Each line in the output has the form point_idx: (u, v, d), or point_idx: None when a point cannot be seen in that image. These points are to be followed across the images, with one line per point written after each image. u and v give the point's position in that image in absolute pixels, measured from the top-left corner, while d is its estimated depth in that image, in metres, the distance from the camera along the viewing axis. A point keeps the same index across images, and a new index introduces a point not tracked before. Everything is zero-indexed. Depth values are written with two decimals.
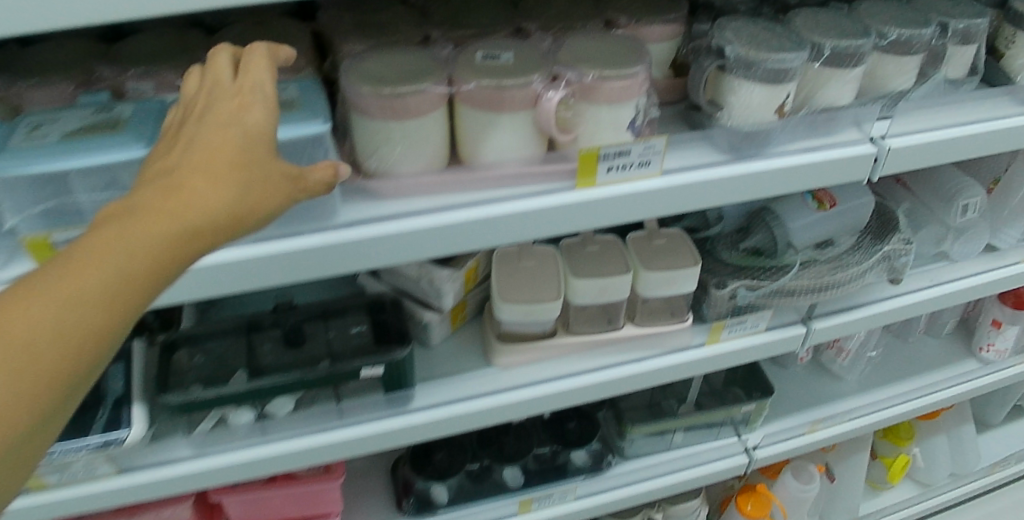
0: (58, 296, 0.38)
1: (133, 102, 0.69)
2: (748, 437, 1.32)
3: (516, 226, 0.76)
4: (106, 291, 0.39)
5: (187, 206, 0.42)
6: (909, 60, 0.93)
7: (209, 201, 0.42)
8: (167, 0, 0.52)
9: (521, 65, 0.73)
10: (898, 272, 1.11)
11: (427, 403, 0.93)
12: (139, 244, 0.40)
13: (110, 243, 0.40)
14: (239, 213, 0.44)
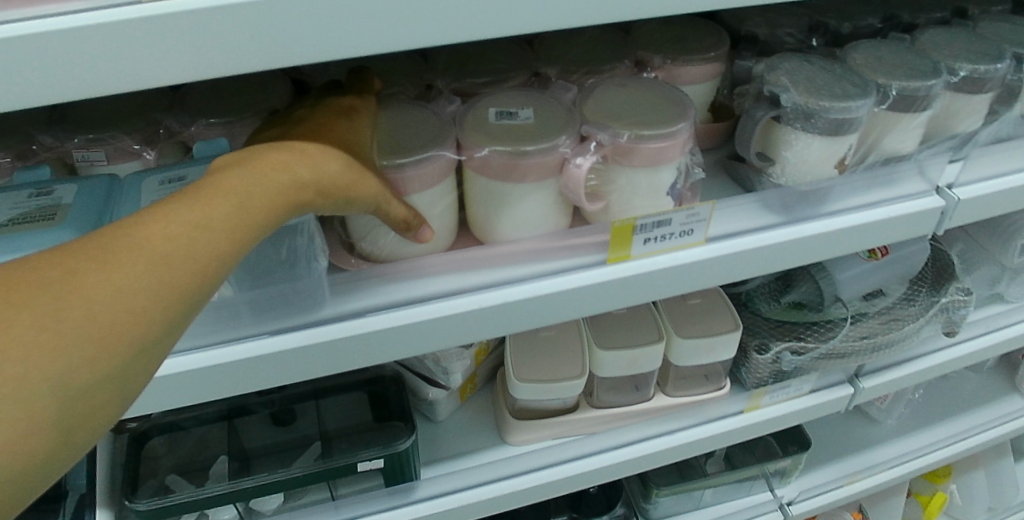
0: (104, 265, 0.34)
1: (80, 179, 0.57)
2: (781, 492, 1.22)
3: (536, 312, 0.65)
4: (153, 263, 0.36)
5: (234, 189, 0.40)
6: (981, 98, 0.81)
7: (253, 185, 0.41)
8: (99, 83, 0.41)
9: (542, 124, 0.62)
10: (954, 325, 1.00)
11: (433, 492, 0.82)
12: (186, 219, 0.38)
13: (159, 216, 0.37)
14: (283, 199, 0.43)
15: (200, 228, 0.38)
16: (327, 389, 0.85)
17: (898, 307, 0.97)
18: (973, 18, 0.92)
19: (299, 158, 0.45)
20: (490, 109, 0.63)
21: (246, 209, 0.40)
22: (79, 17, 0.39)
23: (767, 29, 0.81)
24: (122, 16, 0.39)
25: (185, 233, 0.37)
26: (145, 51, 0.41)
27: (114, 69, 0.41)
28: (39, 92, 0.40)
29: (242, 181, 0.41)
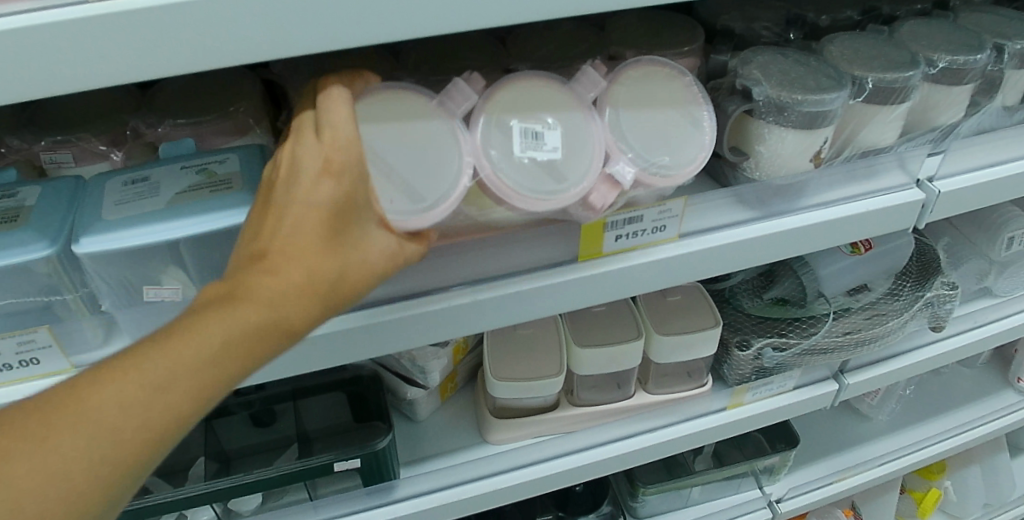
0: (65, 438, 0.37)
1: (45, 181, 0.57)
2: (771, 490, 1.21)
3: (507, 305, 0.65)
4: (111, 433, 0.38)
5: (201, 338, 0.40)
6: (962, 90, 0.80)
7: (224, 331, 0.40)
8: (47, 83, 0.40)
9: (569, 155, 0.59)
10: (942, 320, 0.99)
11: (413, 492, 0.81)
12: (148, 382, 0.39)
13: (122, 376, 0.39)
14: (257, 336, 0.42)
15: (159, 387, 0.39)
16: (308, 390, 0.85)
17: (883, 302, 0.97)
18: (955, 9, 0.92)
19: (276, 279, 0.42)
20: (514, 125, 0.58)
21: (218, 356, 0.40)
22: (22, 17, 0.39)
23: (743, 23, 0.81)
24: (65, 16, 0.39)
25: (142, 400, 0.39)
26: (92, 51, 0.40)
27: (60, 68, 0.40)
28: None
29: (218, 323, 0.41)
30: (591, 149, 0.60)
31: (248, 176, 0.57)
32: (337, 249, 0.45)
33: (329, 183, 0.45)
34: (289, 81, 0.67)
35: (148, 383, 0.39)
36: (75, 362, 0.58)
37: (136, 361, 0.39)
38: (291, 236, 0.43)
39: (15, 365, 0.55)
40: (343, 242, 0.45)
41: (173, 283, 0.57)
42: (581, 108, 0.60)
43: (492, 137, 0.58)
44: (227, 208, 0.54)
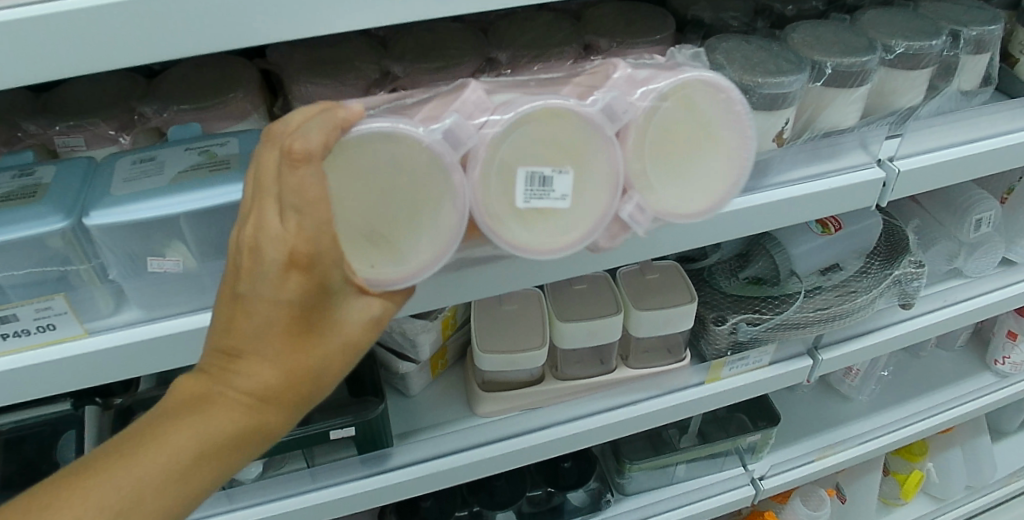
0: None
1: (59, 162, 0.62)
2: (754, 467, 1.25)
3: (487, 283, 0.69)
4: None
5: (196, 431, 0.44)
6: (919, 74, 0.85)
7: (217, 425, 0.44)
8: (67, 65, 0.45)
9: (579, 206, 0.53)
10: (910, 296, 1.03)
11: (406, 461, 0.86)
12: (147, 480, 0.42)
13: (123, 474, 0.42)
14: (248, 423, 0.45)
15: (158, 483, 0.42)
16: None
17: (853, 280, 1.01)
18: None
19: (258, 368, 0.45)
20: (520, 170, 0.51)
21: (212, 447, 0.44)
22: (47, 5, 0.44)
23: (712, 13, 0.86)
24: (84, 5, 0.44)
25: (146, 494, 0.42)
26: (106, 35, 0.45)
27: (78, 52, 0.45)
28: (13, 73, 0.45)
29: (213, 417, 0.44)
30: (605, 194, 0.53)
31: (246, 156, 0.62)
32: (309, 339, 0.45)
33: (300, 272, 0.42)
34: (285, 70, 0.72)
35: (149, 481, 0.42)
36: (88, 329, 0.62)
37: (137, 459, 0.42)
38: (272, 326, 0.44)
39: (34, 330, 0.60)
40: (316, 333, 0.45)
41: (175, 255, 0.61)
42: (606, 137, 0.52)
43: (492, 187, 0.51)
44: (226, 183, 0.59)
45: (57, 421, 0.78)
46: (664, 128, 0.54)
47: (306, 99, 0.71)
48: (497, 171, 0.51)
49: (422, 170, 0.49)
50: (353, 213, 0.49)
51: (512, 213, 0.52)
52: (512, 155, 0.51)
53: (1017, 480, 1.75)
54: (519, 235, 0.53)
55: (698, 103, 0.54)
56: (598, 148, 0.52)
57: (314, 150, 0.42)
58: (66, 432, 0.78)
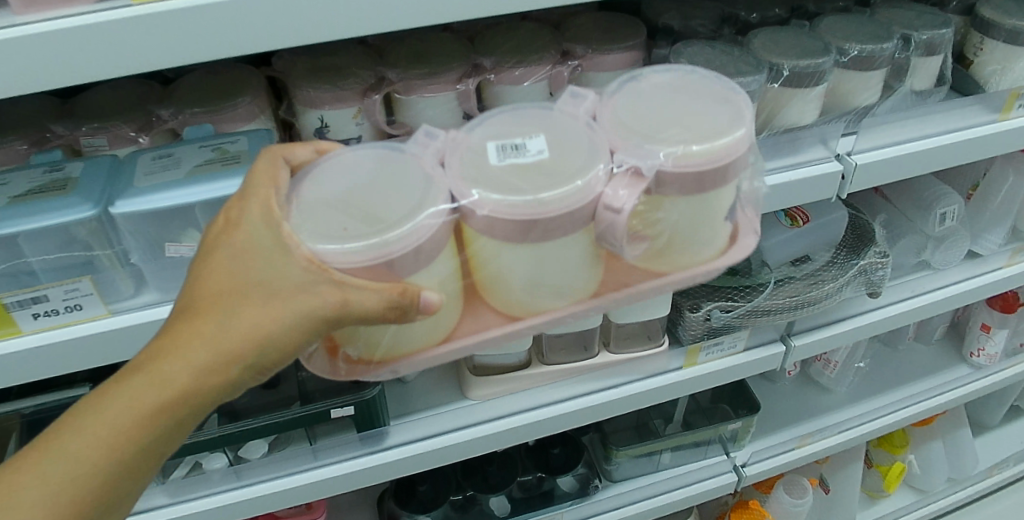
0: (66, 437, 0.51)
1: (85, 159, 0.69)
2: (736, 454, 1.31)
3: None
4: (94, 437, 0.51)
5: (156, 370, 0.52)
6: (872, 75, 0.93)
7: (173, 367, 0.51)
8: (109, 66, 0.54)
9: (556, 162, 0.57)
10: (876, 285, 1.10)
11: (402, 440, 0.93)
12: (115, 401, 0.51)
13: (103, 396, 0.52)
14: (199, 368, 0.51)
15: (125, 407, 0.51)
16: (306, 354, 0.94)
17: (822, 269, 1.07)
18: (873, 6, 1.04)
19: (209, 319, 0.52)
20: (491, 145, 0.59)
21: (166, 384, 0.51)
22: (95, 15, 0.53)
23: (681, 21, 0.93)
24: (125, 15, 0.53)
25: (116, 413, 0.51)
26: (142, 41, 0.54)
27: (119, 54, 0.54)
28: (65, 72, 0.53)
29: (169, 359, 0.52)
30: (589, 153, 0.58)
31: (254, 151, 0.68)
32: (252, 295, 0.52)
33: (241, 232, 0.53)
34: (289, 77, 0.79)
35: (121, 406, 0.51)
36: (111, 309, 0.69)
37: (115, 385, 0.52)
38: (221, 282, 0.52)
39: (63, 310, 0.66)
40: (251, 290, 0.52)
41: (190, 241, 0.68)
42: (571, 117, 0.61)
43: (468, 164, 0.58)
44: (235, 175, 0.65)
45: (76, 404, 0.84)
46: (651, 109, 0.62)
47: (309, 102, 0.78)
48: (472, 151, 0.59)
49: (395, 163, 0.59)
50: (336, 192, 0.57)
51: (492, 170, 0.57)
52: (482, 137, 0.60)
53: (999, 472, 1.80)
54: (501, 185, 0.56)
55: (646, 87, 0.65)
56: (566, 124, 0.61)
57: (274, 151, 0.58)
58: None
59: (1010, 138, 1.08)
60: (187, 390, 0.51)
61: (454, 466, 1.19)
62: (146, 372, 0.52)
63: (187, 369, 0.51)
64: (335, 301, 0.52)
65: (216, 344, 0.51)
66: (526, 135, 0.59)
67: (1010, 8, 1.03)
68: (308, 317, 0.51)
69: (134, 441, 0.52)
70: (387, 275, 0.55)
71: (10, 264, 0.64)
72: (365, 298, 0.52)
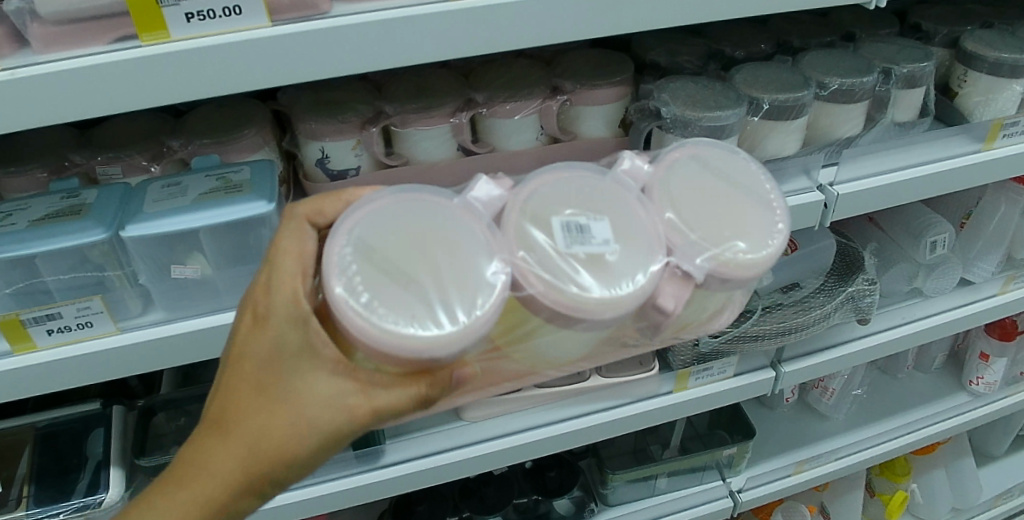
0: None
1: (98, 187, 0.74)
2: (733, 480, 1.32)
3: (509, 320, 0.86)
4: None
5: (191, 471, 0.53)
6: (852, 107, 0.96)
7: (205, 465, 0.53)
8: (128, 100, 0.61)
9: (621, 242, 0.53)
10: (864, 312, 1.12)
11: (397, 458, 0.96)
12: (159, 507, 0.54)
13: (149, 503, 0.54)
14: (234, 474, 0.53)
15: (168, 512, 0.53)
16: None
17: (811, 296, 1.10)
18: (857, 41, 1.07)
19: (240, 420, 0.52)
20: (555, 220, 0.52)
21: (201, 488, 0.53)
22: (116, 55, 0.59)
23: (668, 57, 0.97)
24: (142, 55, 0.59)
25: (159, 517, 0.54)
26: (158, 79, 0.60)
27: (137, 90, 0.60)
28: (88, 105, 0.60)
29: (205, 460, 0.53)
30: (655, 243, 0.54)
31: (256, 180, 0.73)
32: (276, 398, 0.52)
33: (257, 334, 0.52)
34: (293, 111, 0.84)
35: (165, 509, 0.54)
36: (120, 327, 0.72)
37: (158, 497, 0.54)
38: (245, 382, 0.52)
39: (74, 326, 0.70)
40: (272, 389, 0.51)
41: (195, 264, 0.72)
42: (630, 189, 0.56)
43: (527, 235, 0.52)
44: (235, 202, 0.69)
45: (88, 418, 0.89)
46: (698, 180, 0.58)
47: (311, 134, 0.83)
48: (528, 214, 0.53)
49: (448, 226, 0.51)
50: (377, 262, 0.49)
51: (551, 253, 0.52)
52: (543, 208, 0.53)
53: (1004, 502, 1.78)
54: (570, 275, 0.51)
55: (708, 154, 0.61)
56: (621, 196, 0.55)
57: (301, 212, 0.54)
58: (95, 427, 0.89)
59: (994, 168, 1.10)
60: (222, 488, 0.53)
61: (451, 488, 1.22)
62: (183, 478, 0.53)
63: (218, 469, 0.53)
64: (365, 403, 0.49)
65: (250, 458, 0.52)
66: (591, 215, 0.53)
67: (992, 42, 1.06)
68: (333, 416, 0.50)
69: None
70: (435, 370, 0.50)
71: (28, 283, 0.69)
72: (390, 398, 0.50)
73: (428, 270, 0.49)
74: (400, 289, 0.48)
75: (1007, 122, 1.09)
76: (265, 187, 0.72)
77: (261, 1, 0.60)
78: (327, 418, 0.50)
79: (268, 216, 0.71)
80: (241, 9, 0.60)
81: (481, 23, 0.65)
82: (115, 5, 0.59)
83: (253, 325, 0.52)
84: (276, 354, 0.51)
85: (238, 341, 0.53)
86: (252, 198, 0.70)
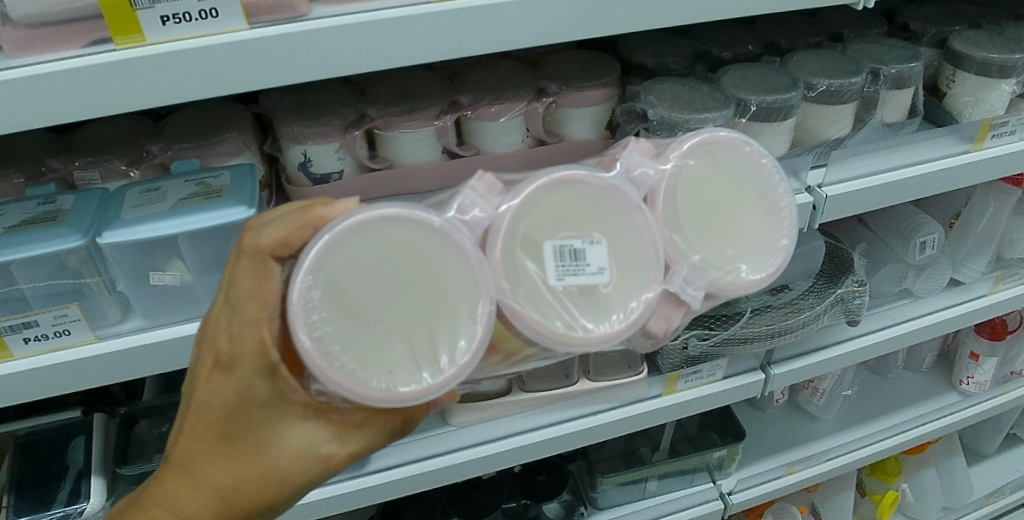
0: None
1: (76, 193, 0.72)
2: (723, 482, 1.31)
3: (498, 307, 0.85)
4: None
5: (166, 503, 0.56)
6: (841, 109, 0.96)
7: (179, 499, 0.56)
8: (102, 105, 0.59)
9: (616, 272, 0.53)
10: (854, 313, 1.12)
11: (383, 464, 0.95)
12: None
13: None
14: (207, 506, 0.56)
15: None
16: None
17: (800, 297, 1.09)
18: (846, 41, 1.06)
19: (215, 463, 0.55)
20: (548, 244, 0.51)
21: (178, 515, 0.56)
22: (90, 59, 0.58)
23: (655, 59, 0.96)
24: (116, 60, 0.58)
25: None
26: (133, 83, 0.59)
27: (112, 96, 0.59)
28: (63, 111, 0.59)
29: (178, 494, 0.56)
30: (651, 272, 0.54)
31: (236, 185, 0.72)
32: (249, 445, 0.54)
33: (224, 383, 0.52)
34: (275, 114, 0.83)
35: None
36: (99, 335, 0.71)
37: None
38: (214, 426, 0.54)
39: (51, 334, 0.69)
40: (245, 435, 0.53)
41: (174, 270, 0.70)
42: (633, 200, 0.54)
43: (518, 259, 0.51)
44: (214, 207, 0.68)
45: (69, 426, 0.87)
46: (700, 189, 0.57)
47: (294, 138, 0.82)
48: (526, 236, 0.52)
49: (437, 255, 0.49)
50: (365, 305, 0.48)
51: (550, 284, 0.51)
52: (535, 231, 0.52)
53: (995, 501, 1.78)
54: (557, 311, 0.51)
55: (715, 157, 0.58)
56: (621, 212, 0.54)
57: (265, 245, 0.49)
58: (76, 436, 0.87)
59: (983, 168, 1.10)
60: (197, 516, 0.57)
61: (440, 493, 1.21)
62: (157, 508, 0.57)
63: (193, 502, 0.56)
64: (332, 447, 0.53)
65: (219, 491, 0.55)
66: (586, 238, 0.52)
67: (981, 42, 1.05)
68: (308, 461, 0.53)
69: None
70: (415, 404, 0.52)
71: (3, 291, 0.67)
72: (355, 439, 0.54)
73: (418, 311, 0.49)
74: (393, 336, 0.48)
75: (997, 122, 1.08)
76: (246, 192, 0.71)
77: (237, 4, 0.59)
78: (299, 462, 0.53)
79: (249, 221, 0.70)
80: (218, 12, 0.59)
81: (462, 25, 0.64)
82: (88, 8, 0.58)
83: (218, 371, 0.52)
84: (248, 404, 0.52)
85: (201, 389, 0.52)
86: (231, 203, 0.69)
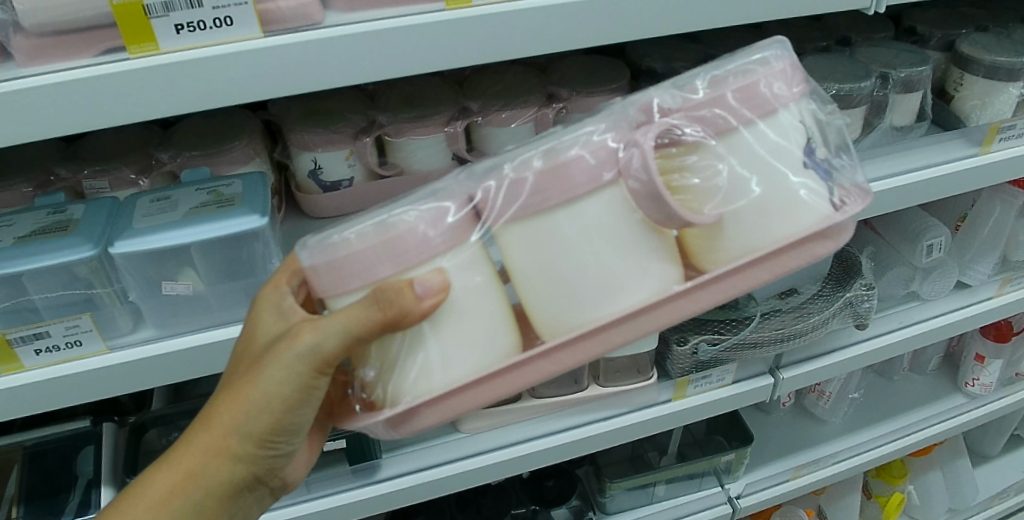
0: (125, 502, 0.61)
1: (85, 202, 0.72)
2: (730, 486, 1.31)
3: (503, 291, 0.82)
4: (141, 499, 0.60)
5: (187, 441, 0.61)
6: (850, 113, 0.96)
7: (198, 433, 0.61)
8: (115, 114, 0.59)
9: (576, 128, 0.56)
10: (863, 317, 1.12)
11: (394, 472, 0.95)
12: (158, 472, 0.60)
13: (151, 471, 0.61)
14: (221, 434, 0.60)
15: (166, 475, 0.60)
16: None
17: (809, 301, 1.09)
18: (854, 45, 1.06)
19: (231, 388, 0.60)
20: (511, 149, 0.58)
21: (196, 452, 0.60)
22: (104, 68, 0.57)
23: (664, 63, 0.96)
24: (130, 69, 0.57)
25: (157, 477, 0.60)
26: (146, 93, 0.58)
27: (125, 105, 0.59)
28: (76, 121, 0.58)
29: (198, 429, 0.61)
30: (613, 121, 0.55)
31: (247, 193, 0.71)
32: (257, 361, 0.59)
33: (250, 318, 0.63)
34: (285, 120, 0.83)
35: (164, 474, 0.60)
36: (110, 345, 0.71)
37: (159, 465, 0.61)
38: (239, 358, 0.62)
39: (63, 345, 0.69)
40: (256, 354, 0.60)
41: (186, 280, 0.70)
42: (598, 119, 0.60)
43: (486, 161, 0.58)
44: (226, 216, 0.68)
45: (78, 435, 0.87)
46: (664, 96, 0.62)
47: (304, 145, 0.81)
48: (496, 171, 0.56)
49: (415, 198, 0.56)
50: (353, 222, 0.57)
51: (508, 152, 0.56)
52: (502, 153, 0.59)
53: (1000, 502, 1.78)
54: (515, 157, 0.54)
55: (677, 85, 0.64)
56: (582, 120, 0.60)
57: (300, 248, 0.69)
58: (86, 445, 0.86)
59: (993, 172, 1.10)
60: (211, 450, 0.60)
61: (448, 500, 1.21)
62: (178, 446, 0.61)
63: (209, 434, 0.60)
64: (309, 337, 0.55)
65: (239, 415, 0.59)
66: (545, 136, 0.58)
67: (989, 45, 1.05)
68: (297, 356, 0.56)
69: (175, 499, 0.60)
70: (397, 260, 0.51)
71: (15, 302, 0.67)
72: (330, 331, 0.53)
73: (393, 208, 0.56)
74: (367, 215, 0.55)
75: (1005, 125, 1.08)
76: (258, 200, 0.70)
77: (253, 12, 0.59)
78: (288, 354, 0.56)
79: (261, 229, 0.69)
80: (232, 21, 0.59)
81: (477, 33, 0.64)
82: (103, 17, 0.58)
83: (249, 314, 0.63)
84: (264, 329, 0.61)
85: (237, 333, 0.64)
86: (244, 211, 0.68)
